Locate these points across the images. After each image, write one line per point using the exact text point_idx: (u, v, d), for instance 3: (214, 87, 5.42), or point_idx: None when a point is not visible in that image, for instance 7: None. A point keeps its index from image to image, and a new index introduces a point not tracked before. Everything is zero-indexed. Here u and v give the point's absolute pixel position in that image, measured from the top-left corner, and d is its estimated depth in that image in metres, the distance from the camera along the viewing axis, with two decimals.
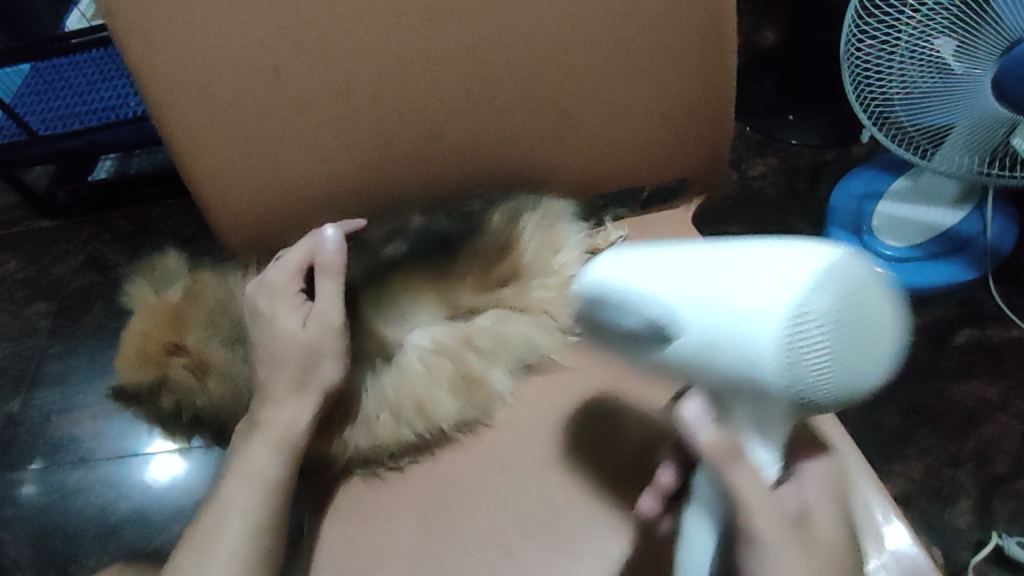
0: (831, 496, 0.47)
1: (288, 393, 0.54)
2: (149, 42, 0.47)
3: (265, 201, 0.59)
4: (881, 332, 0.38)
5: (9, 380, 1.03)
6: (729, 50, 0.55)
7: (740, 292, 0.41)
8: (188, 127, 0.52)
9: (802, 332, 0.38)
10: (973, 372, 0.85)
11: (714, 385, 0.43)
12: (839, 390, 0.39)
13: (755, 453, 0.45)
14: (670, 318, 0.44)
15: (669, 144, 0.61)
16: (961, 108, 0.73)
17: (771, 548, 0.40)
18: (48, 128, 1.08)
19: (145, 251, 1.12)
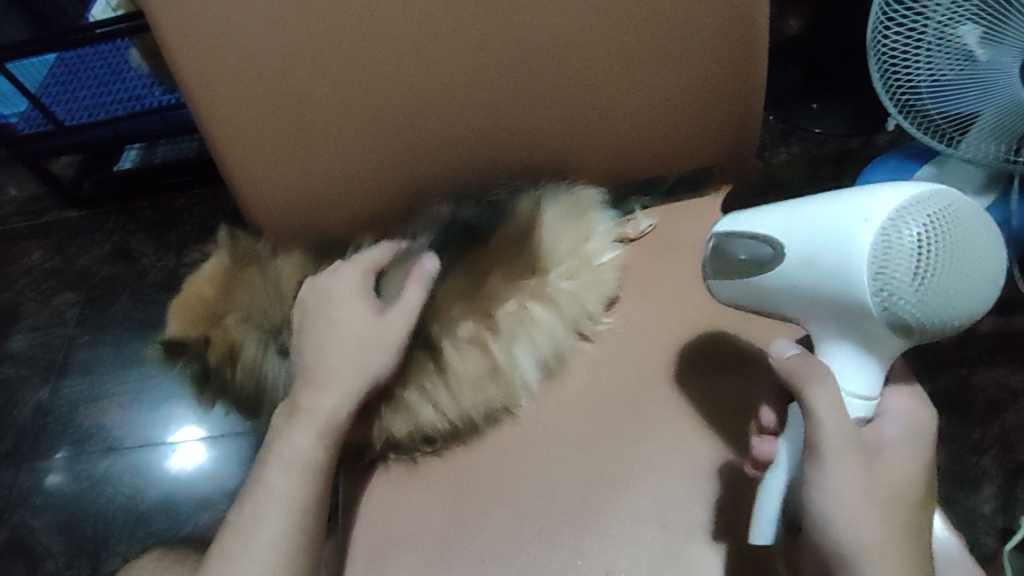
0: (911, 441, 0.50)
1: (333, 379, 0.56)
2: (184, 32, 0.48)
3: (297, 188, 0.61)
4: (976, 257, 0.43)
5: (39, 368, 1.05)
6: (758, 40, 0.54)
7: (850, 210, 0.45)
8: (220, 116, 0.54)
9: (895, 246, 0.42)
10: (998, 360, 0.84)
11: (816, 308, 0.47)
12: (925, 313, 0.43)
13: (841, 378, 0.49)
14: (779, 242, 0.48)
15: (693, 133, 0.62)
16: (988, 94, 0.73)
17: (832, 464, 0.45)
18: (74, 118, 1.10)
19: (170, 241, 1.14)
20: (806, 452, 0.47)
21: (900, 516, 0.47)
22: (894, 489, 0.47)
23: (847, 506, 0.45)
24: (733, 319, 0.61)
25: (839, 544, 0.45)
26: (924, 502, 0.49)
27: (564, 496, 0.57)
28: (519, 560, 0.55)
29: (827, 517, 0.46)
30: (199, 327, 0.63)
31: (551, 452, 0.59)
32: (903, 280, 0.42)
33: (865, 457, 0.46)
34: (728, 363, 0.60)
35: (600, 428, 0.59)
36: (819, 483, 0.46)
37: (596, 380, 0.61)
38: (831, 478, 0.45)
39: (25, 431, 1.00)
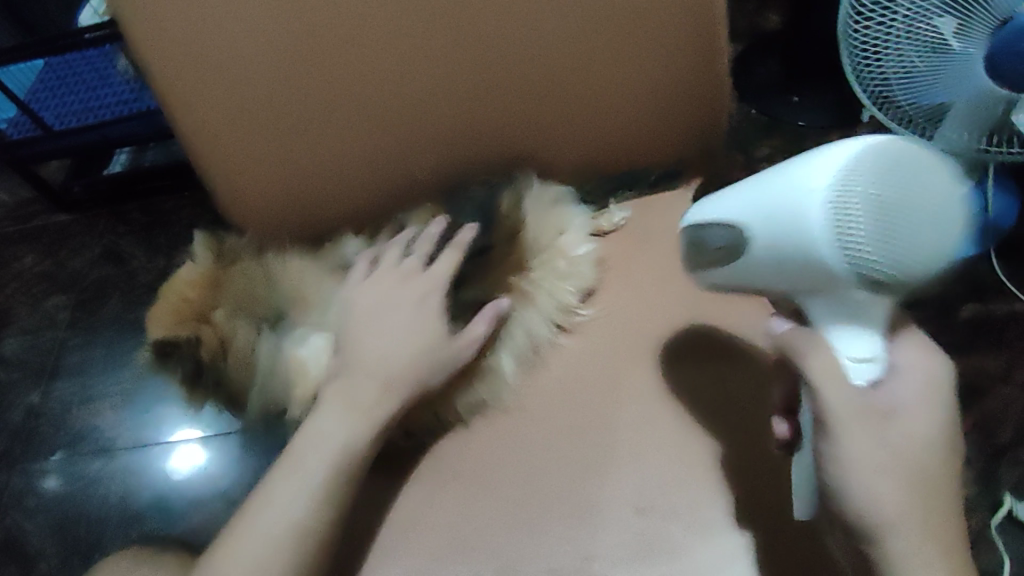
0: (929, 396, 0.47)
1: (377, 395, 0.57)
2: (152, 34, 0.49)
3: (276, 188, 0.62)
4: (930, 200, 0.43)
5: (30, 372, 1.06)
6: (720, 40, 0.55)
7: (789, 183, 0.45)
8: (195, 121, 0.54)
9: (844, 208, 0.42)
10: (977, 346, 0.85)
11: (789, 281, 0.47)
12: (891, 263, 0.43)
13: (840, 348, 0.47)
14: (739, 224, 0.48)
15: (663, 128, 0.62)
16: (959, 86, 0.74)
17: (842, 436, 0.45)
18: (62, 124, 1.11)
19: (160, 243, 1.14)
20: (817, 428, 0.46)
21: (923, 484, 0.45)
22: (910, 459, 0.45)
23: (859, 479, 0.44)
24: (715, 304, 0.62)
25: (861, 517, 0.44)
26: (948, 458, 0.46)
27: (544, 483, 0.58)
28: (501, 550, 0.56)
29: (846, 493, 0.45)
30: (199, 325, 0.65)
31: (531, 445, 0.59)
32: (857, 240, 0.42)
33: (875, 424, 0.45)
34: (716, 342, 0.60)
35: (580, 415, 0.60)
36: (828, 458, 0.45)
37: (577, 370, 0.62)
38: (846, 450, 0.44)
39: (16, 434, 1.01)
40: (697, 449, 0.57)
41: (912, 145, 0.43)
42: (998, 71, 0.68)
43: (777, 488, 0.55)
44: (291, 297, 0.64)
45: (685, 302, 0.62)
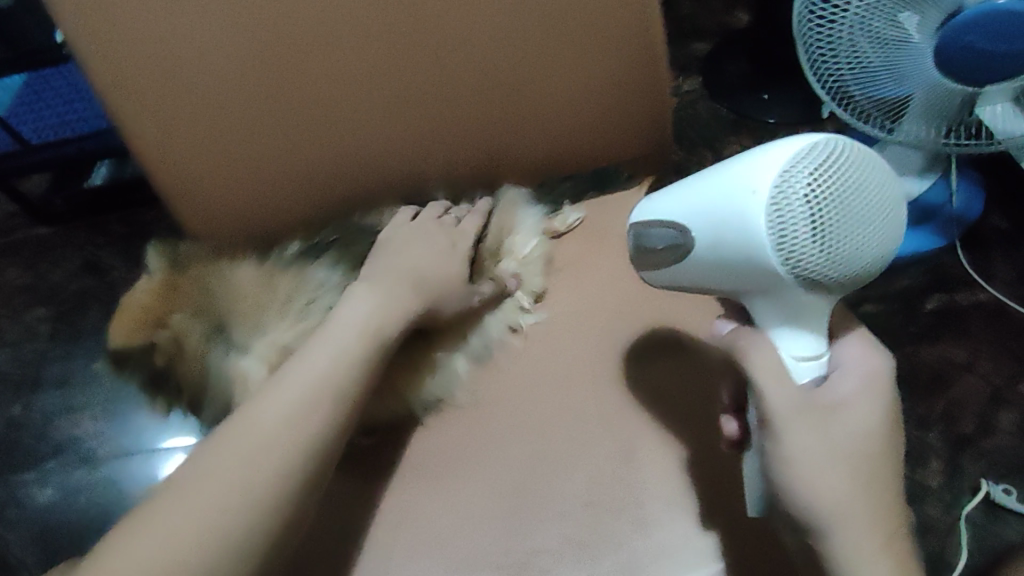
0: (870, 389, 0.46)
1: (402, 295, 0.60)
2: (102, 46, 0.50)
3: (233, 198, 0.64)
4: (872, 200, 0.44)
5: (10, 385, 1.06)
6: (651, 39, 0.58)
7: (729, 186, 0.46)
8: (148, 133, 0.56)
9: (784, 211, 0.43)
10: (942, 336, 0.86)
11: (735, 281, 0.48)
12: (833, 268, 0.44)
13: (782, 348, 0.49)
14: (685, 226, 0.49)
15: (604, 128, 0.65)
16: (915, 79, 0.75)
17: (788, 433, 0.44)
18: (40, 138, 1.11)
19: (140, 254, 1.16)
20: (762, 428, 0.46)
21: (873, 479, 0.44)
22: (858, 453, 0.44)
23: (806, 477, 0.43)
24: (669, 307, 0.64)
25: (808, 513, 0.44)
26: (893, 449, 0.46)
27: (505, 479, 0.58)
28: (461, 549, 0.56)
29: (793, 491, 0.44)
30: (150, 330, 0.64)
31: (491, 442, 0.60)
32: (800, 247, 0.43)
33: (818, 420, 0.44)
34: (670, 341, 0.62)
35: (541, 411, 0.61)
36: (775, 456, 0.45)
37: (537, 369, 0.63)
38: (792, 447, 0.44)
39: None
40: (655, 445, 0.58)
41: (854, 144, 0.44)
42: (950, 64, 0.69)
43: (731, 482, 0.56)
44: (236, 303, 0.63)
45: (642, 302, 0.64)
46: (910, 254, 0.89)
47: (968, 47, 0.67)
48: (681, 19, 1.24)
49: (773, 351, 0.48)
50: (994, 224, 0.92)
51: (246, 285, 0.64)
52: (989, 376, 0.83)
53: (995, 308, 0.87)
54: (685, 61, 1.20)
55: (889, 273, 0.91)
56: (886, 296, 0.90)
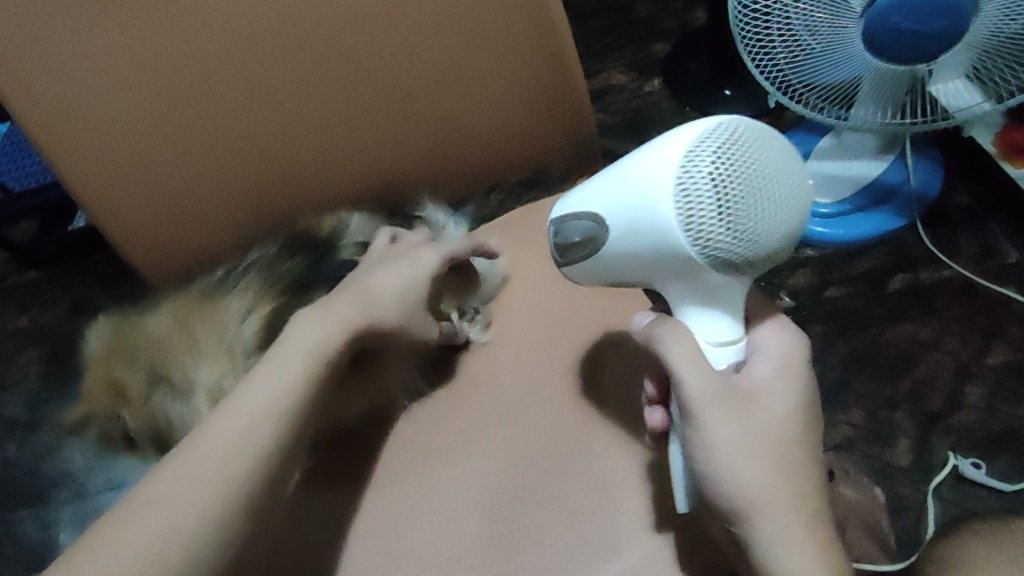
0: (788, 374, 0.51)
1: (332, 325, 0.57)
2: (41, 102, 0.51)
3: (184, 237, 0.65)
4: (777, 179, 0.45)
5: (4, 426, 1.09)
6: (564, 43, 0.60)
7: (637, 176, 0.47)
8: (90, 181, 0.57)
9: (691, 194, 0.44)
10: (906, 315, 0.87)
11: (654, 270, 0.50)
12: (744, 249, 0.45)
13: (698, 331, 0.52)
14: (602, 218, 0.50)
15: (537, 136, 0.68)
16: (853, 64, 0.76)
17: (709, 421, 0.48)
18: (22, 185, 1.15)
19: (126, 290, 1.19)
20: (684, 415, 0.49)
21: (786, 455, 0.48)
22: (771, 433, 0.48)
23: (722, 459, 0.47)
24: (608, 309, 0.66)
25: (729, 494, 0.47)
26: (808, 430, 0.50)
27: (463, 488, 0.60)
28: (421, 554, 0.58)
29: (715, 473, 0.48)
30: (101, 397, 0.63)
31: (446, 447, 0.62)
32: (709, 232, 0.44)
33: (736, 406, 0.48)
34: (609, 342, 0.65)
35: (495, 417, 0.63)
36: (696, 441, 0.48)
37: (491, 376, 0.65)
38: (712, 434, 0.47)
39: None
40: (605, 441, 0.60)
41: (754, 123, 0.45)
42: (879, 45, 0.70)
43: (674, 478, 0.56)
44: (168, 350, 0.62)
45: (589, 304, 0.67)
46: (871, 236, 0.91)
47: (891, 29, 0.68)
48: (639, 23, 1.26)
49: (692, 336, 0.51)
50: (956, 200, 0.94)
51: (169, 332, 0.63)
52: (956, 351, 0.84)
53: (959, 283, 0.88)
54: (646, 63, 1.22)
55: (851, 255, 0.92)
56: (848, 279, 0.91)
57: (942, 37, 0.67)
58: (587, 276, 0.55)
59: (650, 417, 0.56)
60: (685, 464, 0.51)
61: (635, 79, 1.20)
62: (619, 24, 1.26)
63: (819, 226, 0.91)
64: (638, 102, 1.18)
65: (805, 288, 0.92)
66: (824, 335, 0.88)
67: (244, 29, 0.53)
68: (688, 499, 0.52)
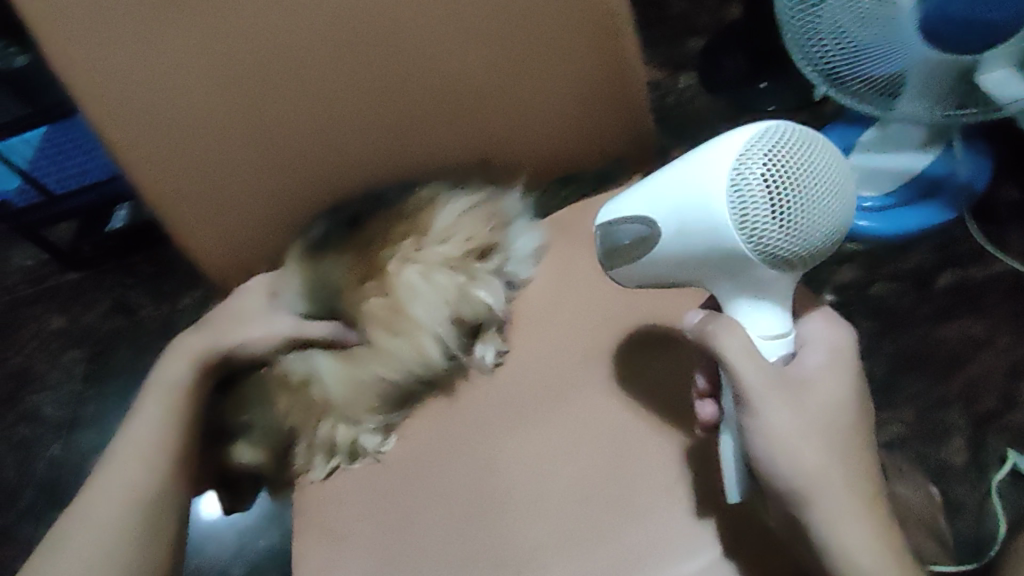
0: (837, 364, 0.50)
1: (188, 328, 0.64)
2: (113, 105, 0.51)
3: (250, 243, 0.66)
4: (828, 176, 0.44)
5: (51, 425, 1.11)
6: (624, 41, 0.60)
7: (688, 178, 0.47)
8: (165, 190, 0.57)
9: (744, 192, 0.44)
10: (957, 312, 0.86)
11: (705, 268, 0.49)
12: (799, 245, 0.44)
13: (748, 325, 0.51)
14: (651, 222, 0.50)
15: (589, 135, 0.67)
16: (905, 57, 0.75)
17: (764, 408, 0.47)
18: (63, 188, 1.16)
19: (165, 291, 1.20)
20: (739, 404, 0.48)
21: (843, 440, 0.48)
22: (827, 418, 0.47)
23: (782, 447, 0.46)
24: (656, 306, 0.65)
25: (786, 480, 0.47)
26: (863, 415, 0.49)
27: (520, 488, 0.61)
28: (478, 554, 0.59)
29: (773, 462, 0.47)
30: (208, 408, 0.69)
31: (503, 450, 0.63)
32: (764, 229, 0.44)
33: (790, 393, 0.48)
34: (663, 337, 0.64)
35: (549, 418, 0.63)
36: (752, 430, 0.48)
37: (540, 376, 0.65)
38: (767, 421, 0.47)
39: (42, 485, 1.06)
40: (660, 442, 0.60)
41: (800, 124, 0.45)
42: (936, 35, 0.68)
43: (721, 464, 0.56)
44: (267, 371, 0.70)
45: (638, 301, 0.66)
46: (915, 230, 0.89)
47: (949, 18, 0.66)
48: (674, 17, 1.25)
49: (745, 330, 0.50)
50: (1006, 193, 0.91)
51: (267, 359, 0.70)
52: (1010, 349, 0.83)
53: (1012, 280, 0.86)
54: (681, 57, 1.21)
55: (897, 251, 0.91)
56: (898, 275, 0.90)
57: (1001, 27, 0.65)
58: (632, 278, 0.54)
59: (698, 410, 0.56)
60: (741, 453, 0.50)
61: (670, 75, 1.19)
62: (652, 19, 1.25)
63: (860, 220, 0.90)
64: (674, 98, 1.17)
65: (850, 285, 0.91)
66: (871, 333, 0.87)
67: (307, 29, 0.53)
68: (741, 490, 0.52)
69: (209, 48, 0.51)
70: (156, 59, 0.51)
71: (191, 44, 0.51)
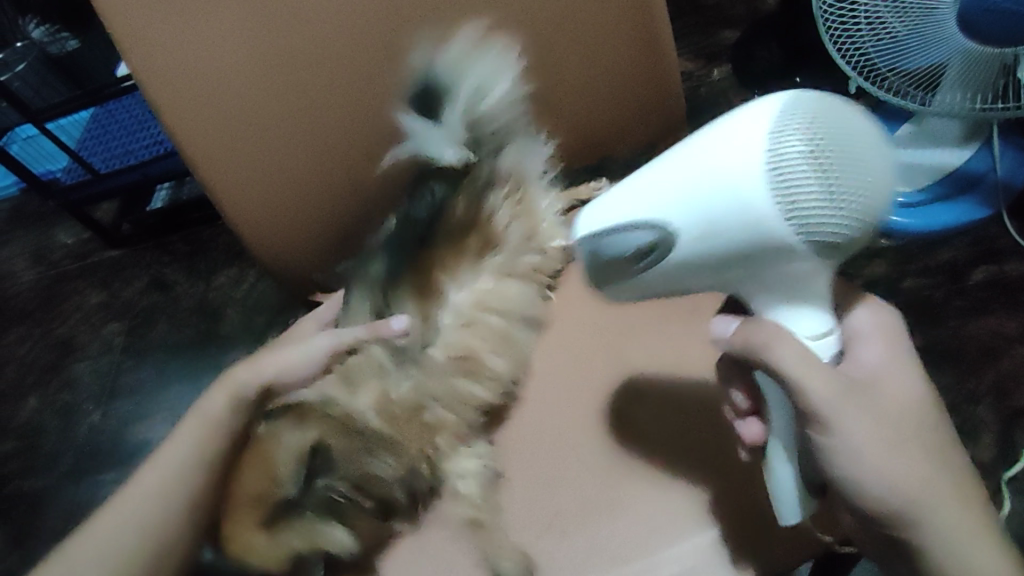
0: (892, 356, 0.51)
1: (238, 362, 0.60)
2: (159, 83, 0.52)
3: (307, 236, 0.66)
4: (863, 147, 0.41)
5: (90, 394, 1.15)
6: (656, 15, 0.60)
7: (710, 169, 0.43)
8: (219, 174, 0.58)
9: (787, 175, 0.40)
10: (990, 309, 0.85)
11: (736, 271, 0.47)
12: (848, 223, 0.42)
13: (792, 326, 0.50)
14: (671, 222, 0.46)
15: (624, 118, 0.67)
16: (941, 47, 0.74)
17: (842, 424, 0.45)
18: (107, 167, 1.20)
19: (201, 268, 1.24)
20: (811, 423, 0.46)
21: (919, 438, 0.47)
22: (895, 418, 0.47)
23: (865, 462, 0.45)
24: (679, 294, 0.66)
25: (877, 498, 0.45)
26: (926, 408, 0.49)
27: (538, 466, 0.61)
28: (494, 528, 0.59)
29: (860, 482, 0.45)
30: (280, 439, 0.59)
31: (527, 425, 0.64)
32: (808, 213, 0.41)
33: (862, 398, 0.46)
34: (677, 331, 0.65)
35: (566, 397, 0.64)
36: (829, 448, 0.46)
37: (568, 358, 0.66)
38: (857, 444, 0.45)
39: (80, 451, 1.09)
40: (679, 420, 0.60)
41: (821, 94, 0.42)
42: (975, 26, 0.67)
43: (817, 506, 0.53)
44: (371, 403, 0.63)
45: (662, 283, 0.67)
46: (952, 226, 0.88)
47: (990, 9, 0.64)
48: (709, 9, 1.25)
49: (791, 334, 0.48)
50: None
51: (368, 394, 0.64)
52: None
53: None
54: (714, 49, 1.20)
55: (930, 247, 0.90)
56: (928, 270, 0.89)
57: None
58: (652, 283, 0.52)
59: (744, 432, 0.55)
60: None
61: (703, 67, 1.19)
62: (687, 11, 1.26)
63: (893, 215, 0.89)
64: (707, 89, 1.16)
65: (880, 279, 0.90)
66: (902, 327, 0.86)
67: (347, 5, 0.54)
68: (794, 515, 0.51)
69: (252, 27, 0.52)
70: (201, 38, 0.51)
71: (243, 31, 0.52)
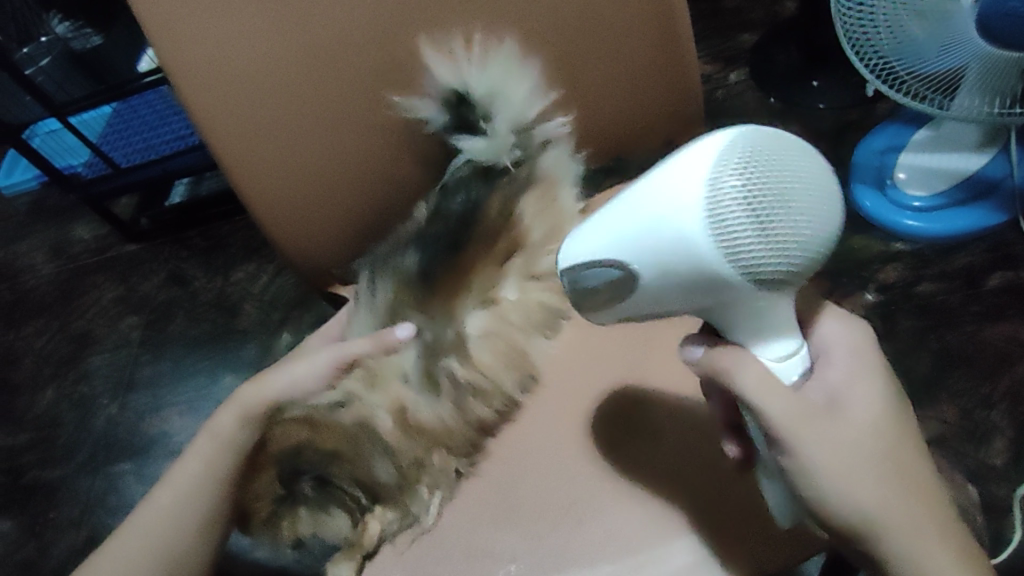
0: (860, 371, 0.44)
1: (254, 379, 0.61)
2: (185, 76, 0.53)
3: (325, 235, 0.65)
4: (809, 178, 0.37)
5: (108, 385, 1.17)
6: (676, 17, 0.59)
7: (650, 205, 0.38)
8: (240, 167, 0.58)
9: (722, 213, 0.35)
10: (1006, 314, 0.85)
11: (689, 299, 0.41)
12: (797, 258, 0.37)
13: (766, 354, 0.44)
14: (625, 262, 0.40)
15: (643, 120, 0.67)
16: (959, 50, 0.74)
17: (802, 445, 0.41)
18: (128, 162, 1.21)
19: (218, 264, 1.25)
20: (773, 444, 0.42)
21: (894, 456, 0.42)
22: (863, 435, 0.42)
23: (833, 481, 0.41)
24: None
25: (842, 518, 0.41)
26: (904, 425, 0.44)
27: (543, 461, 0.60)
28: (502, 523, 0.58)
29: (826, 503, 0.41)
30: (297, 434, 0.60)
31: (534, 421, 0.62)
32: (752, 252, 0.36)
33: (824, 420, 0.41)
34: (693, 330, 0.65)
35: (573, 393, 0.63)
36: (791, 468, 0.41)
37: (579, 354, 0.65)
38: (811, 459, 0.41)
39: (97, 442, 1.11)
40: None
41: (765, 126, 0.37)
42: (995, 31, 0.67)
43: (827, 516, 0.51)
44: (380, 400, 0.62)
45: None
46: (967, 231, 0.88)
47: (1009, 14, 0.64)
48: (727, 13, 1.25)
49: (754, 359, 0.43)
50: None
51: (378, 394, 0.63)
52: None
53: None
54: (731, 53, 1.21)
55: (946, 252, 0.91)
56: (944, 275, 0.89)
57: None
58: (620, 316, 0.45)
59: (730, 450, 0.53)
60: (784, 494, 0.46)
61: (720, 70, 1.19)
62: (705, 14, 1.26)
63: (908, 219, 0.90)
64: (723, 92, 1.16)
65: (895, 282, 0.90)
66: (916, 331, 0.87)
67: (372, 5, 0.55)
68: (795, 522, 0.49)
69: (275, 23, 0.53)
70: (226, 33, 0.52)
71: (263, 28, 0.52)
